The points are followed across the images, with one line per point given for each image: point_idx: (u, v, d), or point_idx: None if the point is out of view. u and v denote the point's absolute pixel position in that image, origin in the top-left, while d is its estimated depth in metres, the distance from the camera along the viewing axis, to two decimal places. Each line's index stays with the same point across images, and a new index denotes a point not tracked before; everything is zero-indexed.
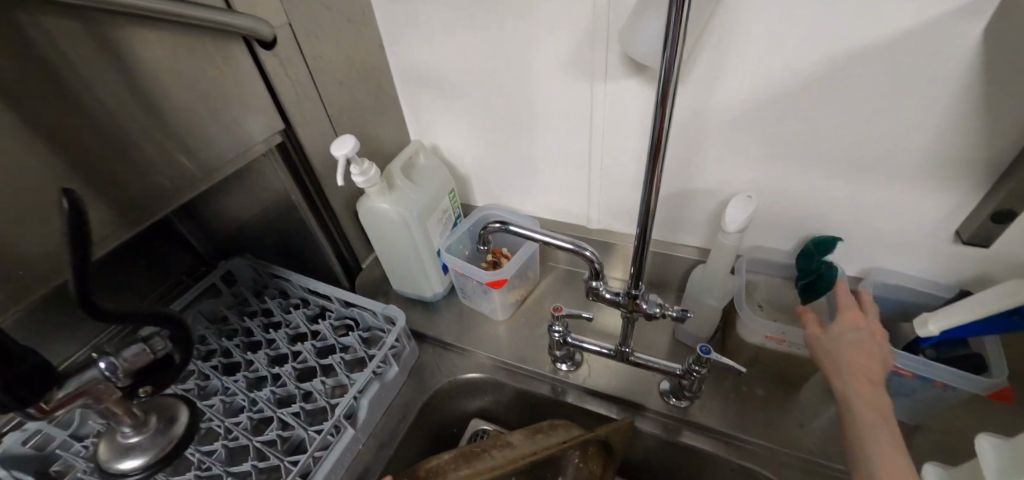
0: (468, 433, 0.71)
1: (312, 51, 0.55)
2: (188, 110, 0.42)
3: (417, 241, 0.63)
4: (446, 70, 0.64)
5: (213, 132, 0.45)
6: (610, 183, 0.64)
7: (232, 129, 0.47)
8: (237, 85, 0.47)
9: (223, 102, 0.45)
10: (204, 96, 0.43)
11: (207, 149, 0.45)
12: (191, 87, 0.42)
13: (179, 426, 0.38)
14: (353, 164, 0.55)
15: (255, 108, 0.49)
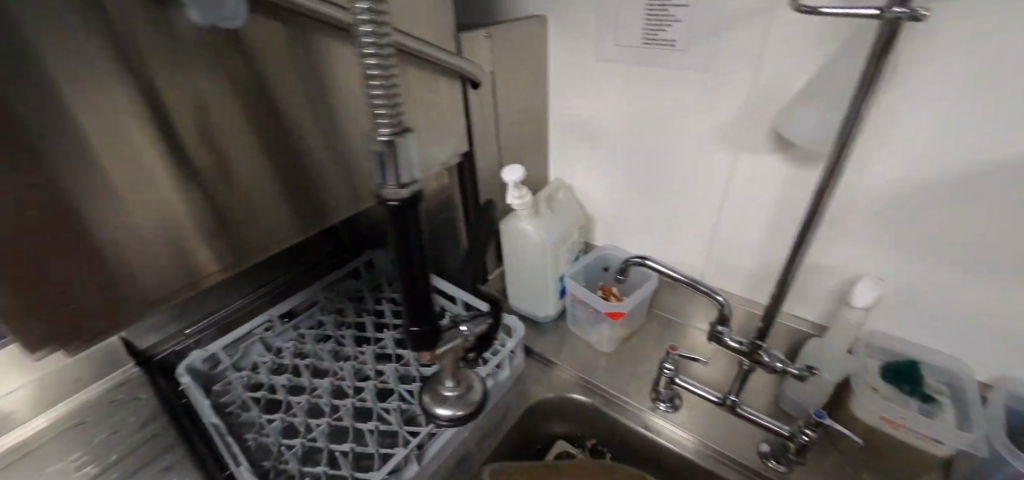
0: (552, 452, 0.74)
1: (502, 94, 0.68)
2: (374, 130, 0.54)
3: (548, 262, 0.72)
4: (600, 122, 0.74)
5: (380, 152, 0.56)
6: (733, 244, 0.70)
7: (406, 150, 0.58)
8: (427, 115, 0.58)
9: (407, 128, 0.57)
10: (395, 121, 0.55)
11: (373, 165, 0.56)
12: (386, 114, 0.53)
13: (473, 393, 0.58)
14: (515, 188, 0.66)
15: (433, 136, 0.60)
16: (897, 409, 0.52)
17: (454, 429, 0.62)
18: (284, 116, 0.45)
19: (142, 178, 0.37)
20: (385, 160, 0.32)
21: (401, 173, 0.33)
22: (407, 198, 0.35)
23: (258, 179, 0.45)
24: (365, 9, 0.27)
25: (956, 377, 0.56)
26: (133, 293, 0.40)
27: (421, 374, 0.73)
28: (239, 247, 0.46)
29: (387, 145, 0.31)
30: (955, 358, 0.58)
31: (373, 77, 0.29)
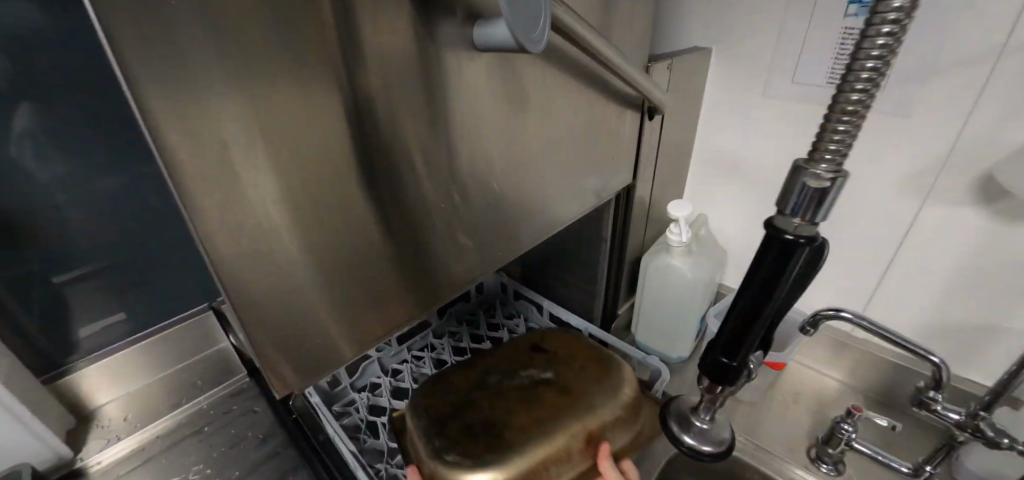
0: None
1: (666, 128, 0.68)
2: (530, 185, 0.50)
3: (693, 301, 0.70)
4: (755, 160, 0.72)
5: (534, 207, 0.52)
6: (905, 296, 0.66)
7: (549, 201, 0.55)
8: (565, 162, 0.54)
9: (550, 180, 0.53)
10: (540, 173, 0.51)
11: (528, 219, 0.52)
12: (535, 166, 0.50)
13: (725, 436, 0.53)
14: (676, 225, 0.65)
15: (570, 183, 0.57)
16: None
17: None
18: (436, 141, 0.37)
19: (291, 216, 0.29)
20: (808, 193, 0.30)
21: (821, 208, 0.31)
22: (807, 241, 0.33)
23: (414, 220, 0.38)
24: (885, 26, 0.25)
25: None
26: (309, 343, 0.34)
27: None
28: (408, 291, 0.40)
29: (817, 181, 0.30)
30: None
31: (847, 110, 0.27)
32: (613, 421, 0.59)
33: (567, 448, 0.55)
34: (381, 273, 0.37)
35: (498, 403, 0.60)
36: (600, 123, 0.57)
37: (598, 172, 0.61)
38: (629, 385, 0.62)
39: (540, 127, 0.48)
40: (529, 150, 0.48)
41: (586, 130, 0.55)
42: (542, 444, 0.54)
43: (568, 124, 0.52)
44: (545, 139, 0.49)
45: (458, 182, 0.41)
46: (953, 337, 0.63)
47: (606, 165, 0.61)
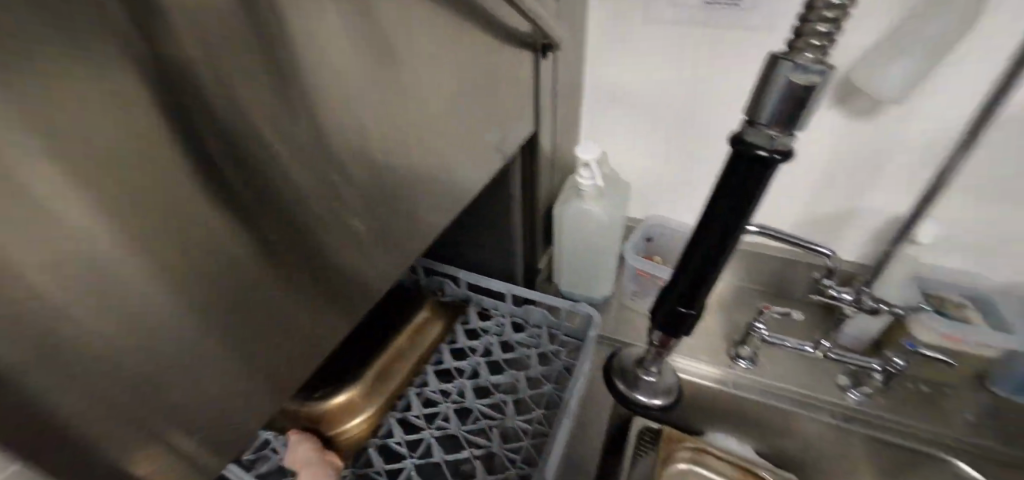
0: (634, 433, 0.68)
1: (560, 64, 0.63)
2: (425, 159, 0.42)
3: (613, 240, 0.70)
4: (644, 89, 0.71)
5: (430, 184, 0.44)
6: (780, 197, 0.73)
7: (447, 173, 0.47)
8: (459, 123, 0.46)
9: (445, 148, 0.45)
10: (433, 142, 0.42)
11: (426, 197, 0.44)
12: (427, 135, 0.41)
13: (669, 384, 0.66)
14: (585, 167, 0.62)
15: (466, 146, 0.49)
16: (962, 327, 0.60)
17: (564, 438, 0.58)
18: (308, 105, 0.26)
19: (101, 274, 0.18)
20: (790, 92, 0.32)
21: (797, 112, 0.33)
22: (780, 151, 0.36)
23: (287, 223, 0.27)
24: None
25: (986, 293, 0.65)
26: (167, 425, 0.24)
27: (493, 383, 0.67)
28: (302, 316, 0.31)
29: (799, 81, 0.31)
30: (981, 274, 0.67)
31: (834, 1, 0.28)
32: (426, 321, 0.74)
33: (401, 349, 0.70)
34: (262, 307, 0.27)
35: (337, 353, 0.69)
36: (492, 72, 0.49)
37: (495, 129, 0.54)
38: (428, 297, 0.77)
39: (427, 86, 0.39)
40: (419, 116, 0.39)
41: (477, 79, 0.47)
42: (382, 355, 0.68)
43: (457, 79, 0.43)
44: (435, 100, 0.40)
45: (342, 170, 0.31)
46: (819, 226, 0.73)
47: (503, 118, 0.55)
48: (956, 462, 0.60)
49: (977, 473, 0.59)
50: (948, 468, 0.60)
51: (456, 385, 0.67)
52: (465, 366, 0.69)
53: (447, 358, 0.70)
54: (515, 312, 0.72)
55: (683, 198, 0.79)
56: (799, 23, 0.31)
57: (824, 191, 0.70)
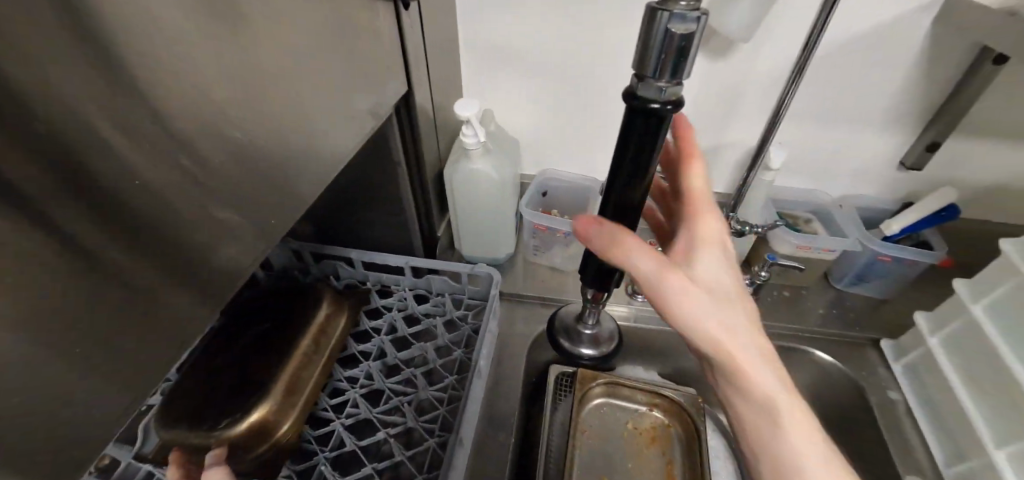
0: (553, 379, 0.69)
1: (428, 17, 0.59)
2: (296, 125, 0.37)
3: (508, 199, 0.70)
4: (520, 41, 0.70)
5: (306, 154, 0.39)
6: None
7: (323, 140, 0.42)
8: (329, 83, 0.41)
9: (317, 112, 0.40)
10: (303, 106, 0.37)
11: (304, 168, 0.39)
12: (292, 96, 0.36)
13: (611, 335, 0.69)
14: (468, 125, 0.60)
15: (341, 110, 0.44)
16: (809, 236, 0.69)
17: (476, 397, 0.60)
18: (100, 79, 0.21)
19: None
20: (668, 43, 0.29)
21: (682, 59, 0.30)
22: (672, 101, 0.34)
23: (97, 226, 0.22)
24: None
25: (823, 205, 0.75)
26: None
27: (403, 358, 0.66)
28: (156, 313, 0.27)
29: (676, 29, 0.29)
30: (819, 189, 0.77)
31: None
32: (329, 316, 0.64)
33: (308, 353, 0.60)
34: (75, 315, 0.22)
35: (224, 375, 0.58)
36: (358, 23, 0.45)
37: (367, 89, 0.49)
38: (322, 288, 0.65)
39: (285, 38, 0.34)
40: (272, 78, 0.33)
41: (339, 32, 0.42)
42: (287, 364, 0.58)
43: (320, 29, 0.38)
44: (297, 56, 0.35)
45: (189, 150, 0.26)
46: (694, 164, 0.79)
47: (375, 78, 0.50)
48: (812, 350, 0.70)
49: (828, 355, 0.70)
50: (807, 357, 0.71)
51: (363, 368, 0.64)
52: (370, 346, 0.67)
53: (350, 343, 0.67)
54: (418, 283, 0.72)
55: (573, 151, 0.81)
56: None
57: (694, 131, 0.75)
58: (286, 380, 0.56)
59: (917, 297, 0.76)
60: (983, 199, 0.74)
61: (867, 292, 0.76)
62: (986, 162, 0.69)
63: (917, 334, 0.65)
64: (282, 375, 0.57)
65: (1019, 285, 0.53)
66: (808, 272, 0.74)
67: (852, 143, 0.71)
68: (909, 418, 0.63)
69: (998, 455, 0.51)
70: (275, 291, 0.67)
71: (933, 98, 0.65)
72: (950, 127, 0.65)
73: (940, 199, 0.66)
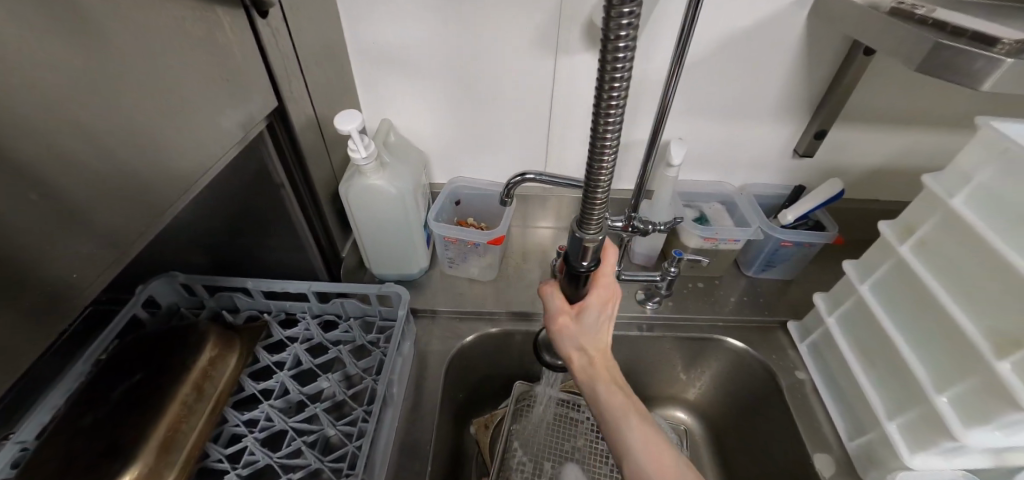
0: (515, 398, 0.73)
1: (295, 26, 0.54)
2: (90, 160, 0.31)
3: (411, 214, 0.66)
4: (412, 49, 0.67)
5: (112, 187, 0.33)
6: (563, 143, 0.77)
7: (150, 168, 0.36)
8: (153, 103, 0.36)
9: (130, 137, 0.34)
10: (105, 135, 0.32)
11: (114, 204, 0.34)
12: (83, 127, 0.30)
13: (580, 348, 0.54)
14: (352, 139, 0.56)
15: (181, 131, 0.39)
16: (714, 228, 0.71)
17: (384, 427, 0.56)
18: None
19: None
20: (586, 247, 0.40)
21: (596, 249, 0.41)
22: (596, 264, 0.43)
23: None
24: (616, 90, 0.30)
25: (728, 196, 0.79)
26: None
27: (307, 393, 0.61)
28: None
29: (591, 238, 0.39)
30: (722, 181, 0.79)
31: (604, 154, 0.33)
32: (215, 359, 0.59)
33: (187, 404, 0.54)
34: None
35: (81, 446, 0.50)
36: (195, 36, 0.40)
37: (223, 106, 0.44)
38: (207, 330, 0.61)
39: (62, 61, 0.28)
40: (82, 89, 0.30)
41: (172, 47, 0.38)
42: (160, 422, 0.51)
43: (127, 46, 0.33)
44: (86, 79, 0.30)
45: None
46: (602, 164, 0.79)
47: (232, 94, 0.46)
48: (726, 339, 0.72)
49: (739, 342, 0.71)
50: (719, 346, 0.73)
51: (259, 409, 0.58)
52: (270, 384, 0.61)
53: (247, 383, 0.61)
54: (325, 309, 0.68)
55: (484, 157, 0.80)
56: (586, 175, 0.35)
57: None
58: (163, 439, 0.51)
59: (817, 277, 0.79)
60: (870, 180, 0.78)
61: (774, 276, 0.79)
62: (868, 145, 0.73)
63: (815, 314, 0.68)
64: (157, 431, 0.51)
65: (897, 264, 0.54)
66: (717, 261, 0.76)
67: (748, 134, 0.73)
68: (815, 397, 0.64)
69: (890, 427, 0.52)
70: (157, 335, 0.60)
71: (815, 86, 0.67)
72: (833, 117, 0.68)
73: (828, 186, 0.68)
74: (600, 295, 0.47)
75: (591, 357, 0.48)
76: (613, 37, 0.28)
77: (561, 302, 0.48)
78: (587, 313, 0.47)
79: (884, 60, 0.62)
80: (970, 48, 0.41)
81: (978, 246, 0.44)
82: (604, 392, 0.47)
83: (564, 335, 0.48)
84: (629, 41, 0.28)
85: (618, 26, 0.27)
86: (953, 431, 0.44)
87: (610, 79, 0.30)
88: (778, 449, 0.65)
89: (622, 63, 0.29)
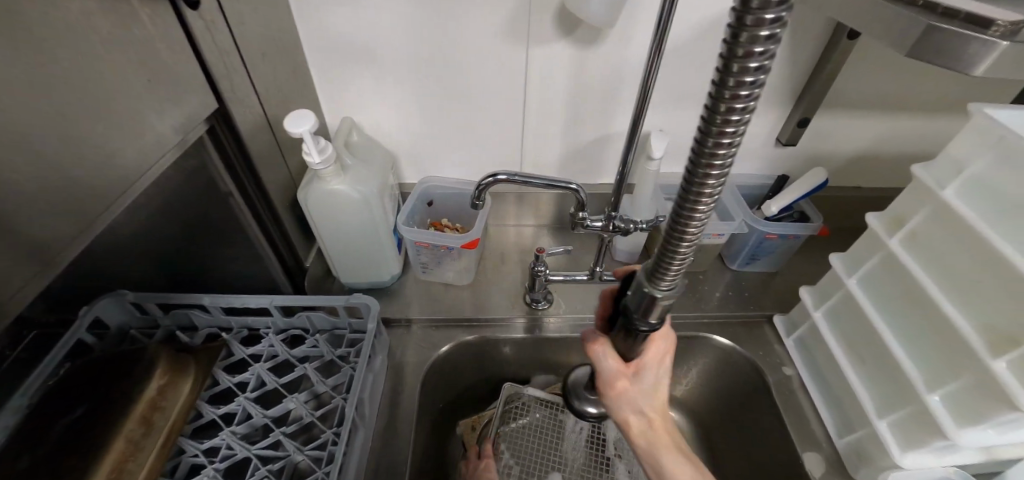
0: (503, 401, 0.70)
1: (235, 18, 0.49)
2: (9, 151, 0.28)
3: (378, 220, 0.62)
4: (372, 41, 0.62)
5: (23, 183, 0.30)
6: (539, 138, 0.73)
7: (60, 183, 0.32)
8: (60, 109, 0.31)
9: (29, 153, 0.30)
10: (29, 123, 0.29)
11: (30, 203, 0.30)
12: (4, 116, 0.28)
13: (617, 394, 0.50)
14: (307, 143, 0.51)
15: (109, 131, 0.35)
16: None
17: (354, 449, 0.52)
18: None
19: None
20: (654, 305, 0.32)
21: (666, 308, 0.32)
22: (660, 322, 0.35)
23: None
24: (732, 128, 0.22)
25: None
26: None
27: (272, 416, 0.57)
28: None
29: (663, 298, 0.31)
30: None
31: (700, 201, 0.25)
32: (165, 388, 0.54)
33: (133, 440, 0.49)
34: None
35: None
36: (111, 31, 0.35)
37: (155, 107, 0.40)
38: (157, 354, 0.56)
39: None
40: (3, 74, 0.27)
41: (84, 44, 0.33)
42: (103, 460, 0.47)
43: (43, 44, 0.29)
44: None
45: None
46: (581, 158, 0.76)
47: (165, 94, 0.40)
48: (712, 336, 0.70)
49: (726, 339, 0.70)
50: (706, 344, 0.71)
51: (220, 436, 0.54)
52: (232, 408, 0.57)
53: (206, 409, 0.57)
54: (291, 323, 0.64)
55: (457, 155, 0.75)
56: (671, 225, 0.27)
57: (573, 125, 0.71)
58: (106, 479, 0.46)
59: (801, 269, 0.78)
60: (853, 167, 0.76)
61: (759, 269, 0.77)
62: (851, 132, 0.71)
63: (801, 307, 0.66)
64: (100, 471, 0.46)
65: (886, 257, 0.52)
66: (701, 256, 0.74)
67: None
68: (803, 394, 0.63)
69: (881, 425, 0.51)
70: (101, 363, 0.55)
71: (799, 73, 0.64)
72: (816, 104, 0.65)
73: (813, 176, 0.66)
74: (659, 350, 0.41)
75: (649, 419, 0.43)
76: (738, 69, 0.20)
77: (615, 362, 0.41)
78: (645, 372, 0.41)
79: (868, 43, 0.60)
80: (965, 30, 0.38)
81: (970, 239, 0.42)
82: (667, 459, 0.44)
83: (621, 398, 0.42)
84: (760, 74, 0.20)
85: (748, 55, 0.20)
86: (946, 431, 0.43)
87: (727, 107, 0.21)
88: (767, 448, 0.63)
89: (746, 103, 0.21)
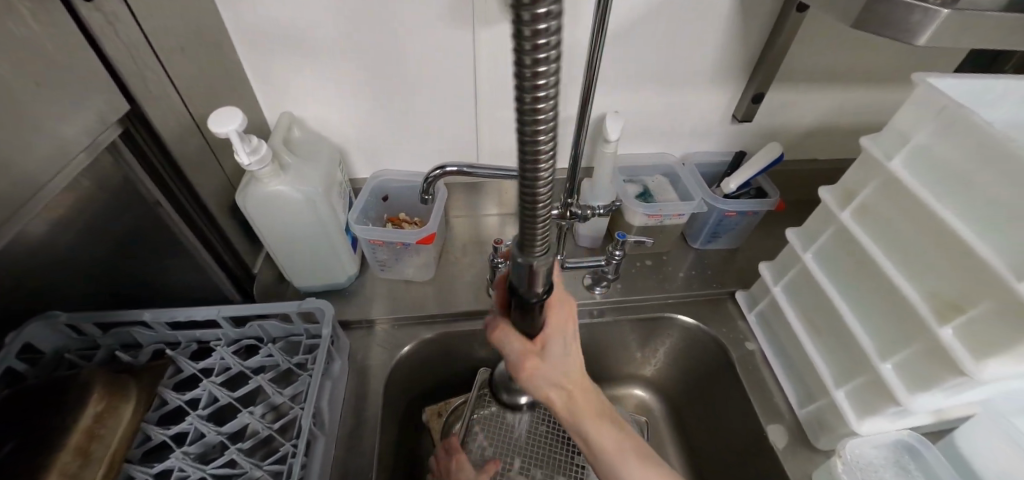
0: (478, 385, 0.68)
1: (144, 9, 0.44)
2: None
3: (326, 220, 0.58)
4: (307, 29, 0.58)
5: None
6: (494, 125, 0.71)
7: None
8: None
9: None
10: None
11: None
12: None
13: None
14: (239, 143, 0.47)
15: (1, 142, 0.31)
16: (657, 204, 0.68)
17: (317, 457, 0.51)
18: None
19: None
20: (533, 277, 0.33)
21: (547, 274, 0.33)
22: (548, 290, 0.36)
23: None
24: (546, 93, 0.20)
25: (670, 168, 0.76)
26: None
27: (228, 432, 0.54)
28: None
29: (540, 265, 0.31)
30: (664, 152, 0.76)
31: (542, 169, 0.24)
32: (103, 414, 0.50)
33: (69, 473, 0.45)
34: None
35: None
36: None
37: (56, 113, 0.35)
38: (92, 379, 0.51)
39: None
40: None
41: None
42: None
43: None
44: None
45: None
46: None
47: (65, 98, 0.36)
48: (677, 316, 0.70)
49: (690, 318, 0.70)
50: (672, 322, 0.71)
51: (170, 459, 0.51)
52: (182, 428, 0.53)
53: (154, 430, 0.53)
54: (243, 334, 0.60)
55: (410, 147, 0.72)
56: (524, 197, 0.26)
57: None
58: None
59: (761, 243, 0.79)
60: (808, 141, 0.77)
61: (720, 246, 0.78)
62: (805, 105, 0.71)
63: (761, 282, 0.67)
64: None
65: (838, 231, 0.52)
66: (663, 237, 0.74)
67: (687, 102, 0.69)
68: (766, 367, 0.64)
69: (839, 394, 0.52)
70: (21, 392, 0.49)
71: (752, 47, 0.63)
72: (769, 79, 0.65)
73: (768, 152, 0.66)
74: (557, 320, 0.41)
75: (567, 390, 0.44)
76: (528, 26, 0.18)
77: (520, 341, 0.40)
78: (551, 344, 0.41)
79: (818, 15, 0.59)
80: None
81: (915, 210, 0.43)
82: (589, 424, 0.44)
83: (534, 375, 0.42)
84: (552, 30, 0.18)
85: (535, 16, 0.17)
86: (898, 398, 0.44)
87: (533, 71, 0.19)
88: (733, 422, 0.65)
89: (547, 62, 0.19)
